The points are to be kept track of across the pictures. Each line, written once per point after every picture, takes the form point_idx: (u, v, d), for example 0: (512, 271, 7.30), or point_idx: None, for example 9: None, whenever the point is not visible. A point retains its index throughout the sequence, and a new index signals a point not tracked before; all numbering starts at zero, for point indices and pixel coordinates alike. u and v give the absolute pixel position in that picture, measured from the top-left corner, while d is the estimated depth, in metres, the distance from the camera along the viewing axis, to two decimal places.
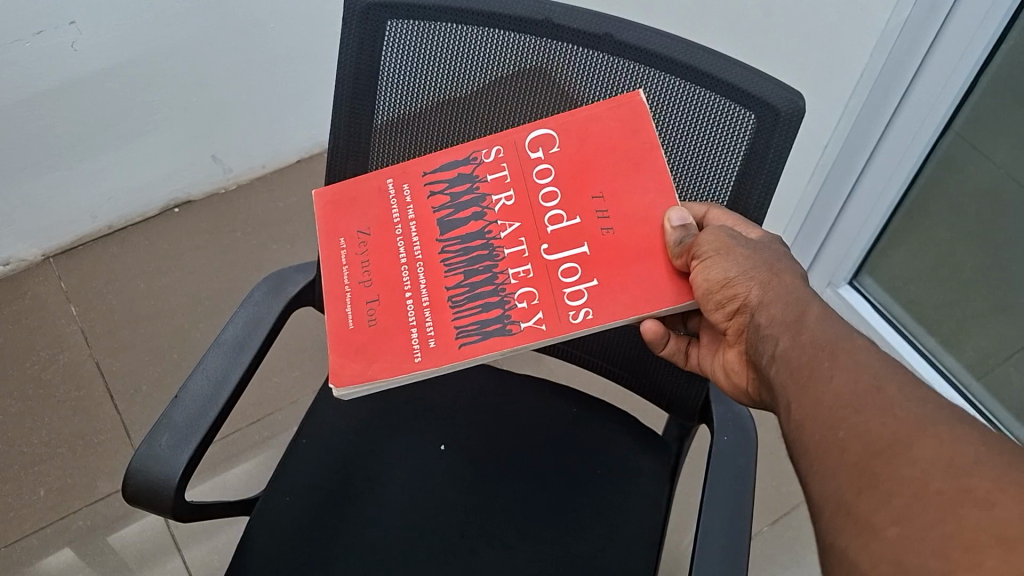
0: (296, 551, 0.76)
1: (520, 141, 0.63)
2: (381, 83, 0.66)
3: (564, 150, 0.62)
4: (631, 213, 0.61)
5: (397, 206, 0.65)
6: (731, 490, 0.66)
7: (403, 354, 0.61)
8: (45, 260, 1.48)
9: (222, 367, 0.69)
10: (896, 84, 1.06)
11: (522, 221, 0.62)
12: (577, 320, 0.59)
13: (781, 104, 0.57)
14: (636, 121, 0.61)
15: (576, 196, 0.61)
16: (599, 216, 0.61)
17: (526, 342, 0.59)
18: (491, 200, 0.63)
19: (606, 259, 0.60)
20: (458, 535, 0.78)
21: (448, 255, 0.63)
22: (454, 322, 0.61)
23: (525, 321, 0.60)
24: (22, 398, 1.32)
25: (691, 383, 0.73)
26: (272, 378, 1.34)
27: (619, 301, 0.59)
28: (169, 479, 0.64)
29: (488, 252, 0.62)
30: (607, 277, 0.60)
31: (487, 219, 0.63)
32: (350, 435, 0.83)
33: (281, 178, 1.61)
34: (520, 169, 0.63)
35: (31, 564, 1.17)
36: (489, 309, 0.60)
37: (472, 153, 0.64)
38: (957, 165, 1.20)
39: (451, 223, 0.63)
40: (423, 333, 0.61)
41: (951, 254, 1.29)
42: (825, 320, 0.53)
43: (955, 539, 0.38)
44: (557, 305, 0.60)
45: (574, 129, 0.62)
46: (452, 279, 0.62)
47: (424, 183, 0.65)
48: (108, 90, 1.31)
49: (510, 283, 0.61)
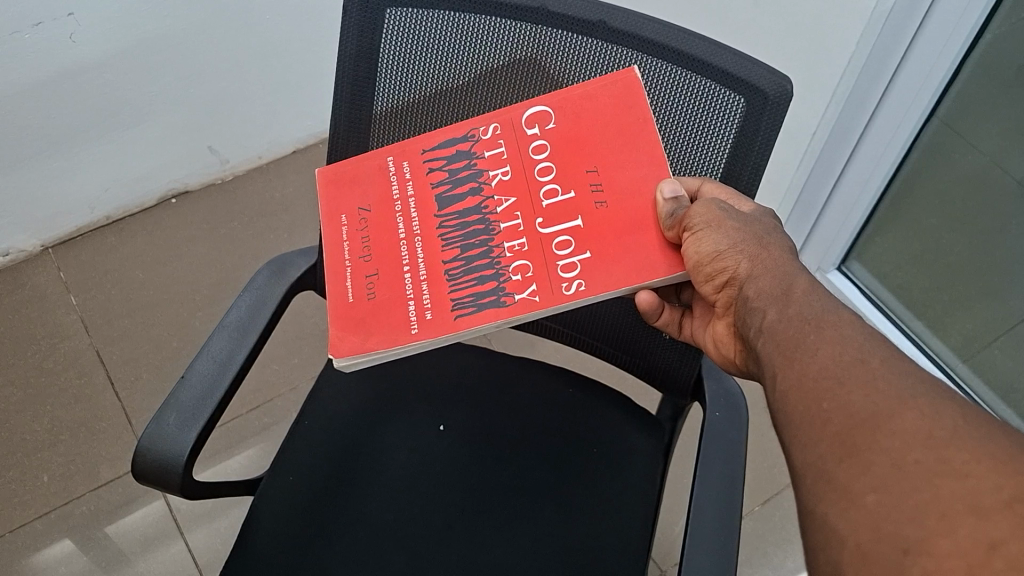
0: (301, 528, 0.78)
1: (516, 118, 0.65)
2: (380, 71, 0.68)
3: (559, 127, 0.64)
4: (622, 190, 0.62)
5: (397, 182, 0.67)
6: (723, 465, 0.68)
7: (400, 325, 0.62)
8: (44, 251, 1.49)
9: (226, 349, 0.71)
10: (882, 69, 1.08)
11: (518, 195, 0.64)
12: (569, 292, 0.60)
13: (769, 88, 0.59)
14: (630, 97, 0.63)
15: (570, 171, 0.63)
16: (592, 192, 0.63)
17: (519, 313, 0.60)
18: (488, 175, 0.65)
19: (599, 232, 0.62)
20: (458, 512, 0.80)
21: (446, 230, 0.65)
22: (450, 295, 0.63)
23: (519, 293, 0.61)
24: (24, 387, 1.33)
25: (683, 362, 0.75)
26: (271, 365, 1.36)
27: (612, 273, 0.61)
28: (178, 456, 0.66)
29: (484, 226, 0.64)
30: (601, 249, 0.61)
31: (484, 194, 0.64)
32: (353, 417, 0.85)
33: (277, 168, 1.62)
34: (517, 145, 0.64)
35: (34, 551, 1.18)
36: (485, 282, 0.62)
37: (470, 130, 0.66)
38: (944, 152, 1.23)
39: (449, 198, 0.65)
40: (421, 306, 0.63)
41: (937, 240, 1.32)
42: (811, 294, 0.55)
43: (930, 506, 0.40)
44: (549, 277, 0.61)
45: (569, 105, 0.64)
46: (449, 253, 0.64)
47: (423, 161, 0.67)
48: (107, 80, 1.32)
49: (505, 256, 0.63)
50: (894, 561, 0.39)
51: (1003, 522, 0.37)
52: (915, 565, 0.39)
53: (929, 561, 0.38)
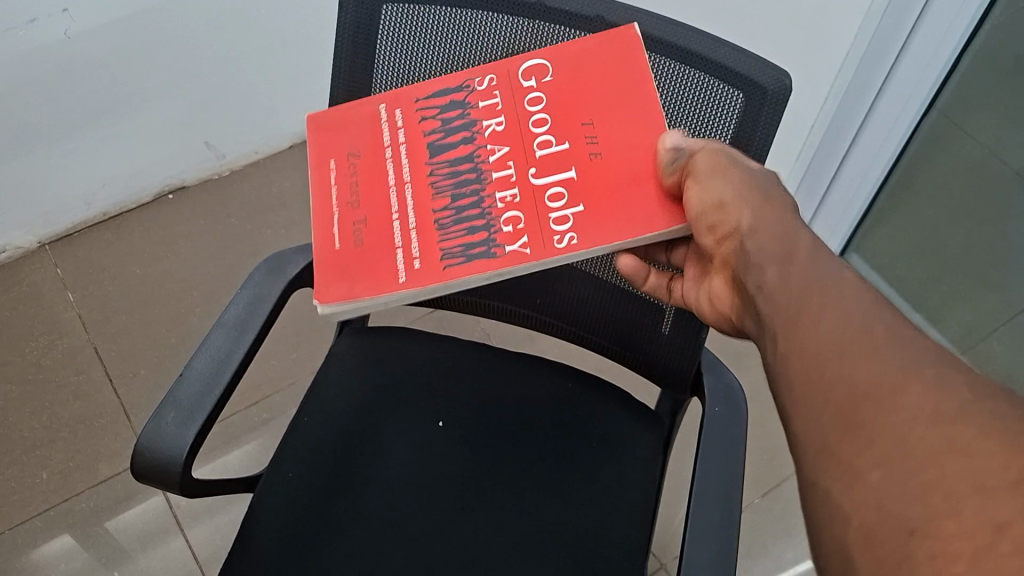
0: (300, 526, 0.78)
1: (513, 71, 0.64)
2: (378, 67, 0.68)
3: (556, 80, 0.63)
4: (615, 139, 0.62)
5: (389, 130, 0.66)
6: (722, 458, 0.68)
7: (388, 274, 0.61)
8: (40, 247, 1.49)
9: (225, 346, 0.71)
10: (882, 59, 1.07)
11: (512, 146, 0.63)
12: (561, 245, 0.60)
13: (769, 83, 0.59)
14: (627, 53, 0.62)
15: (564, 123, 0.63)
16: (587, 142, 0.62)
17: (509, 264, 0.60)
18: (481, 125, 0.64)
19: (593, 182, 0.61)
20: (458, 507, 0.80)
21: (437, 178, 0.64)
22: (440, 244, 0.62)
23: (510, 244, 0.60)
24: (23, 384, 1.33)
25: (682, 357, 0.75)
26: (270, 361, 1.36)
27: (603, 226, 0.60)
28: (178, 454, 0.66)
29: (476, 175, 0.63)
30: (594, 203, 0.61)
31: (478, 143, 0.64)
32: (353, 413, 0.85)
33: (274, 163, 1.62)
34: (512, 97, 0.64)
35: (34, 547, 1.18)
36: (475, 233, 0.61)
37: (465, 81, 0.65)
38: (942, 145, 1.23)
39: (442, 146, 0.65)
40: (410, 255, 0.62)
41: (935, 234, 1.32)
42: (815, 256, 0.52)
43: (935, 484, 0.39)
44: (539, 227, 0.61)
45: (567, 60, 0.63)
46: (439, 202, 0.63)
47: (416, 109, 0.66)
48: (103, 76, 1.32)
49: (497, 208, 0.62)
50: (900, 543, 0.38)
51: (1008, 495, 0.36)
52: (921, 548, 0.38)
53: (935, 543, 0.37)
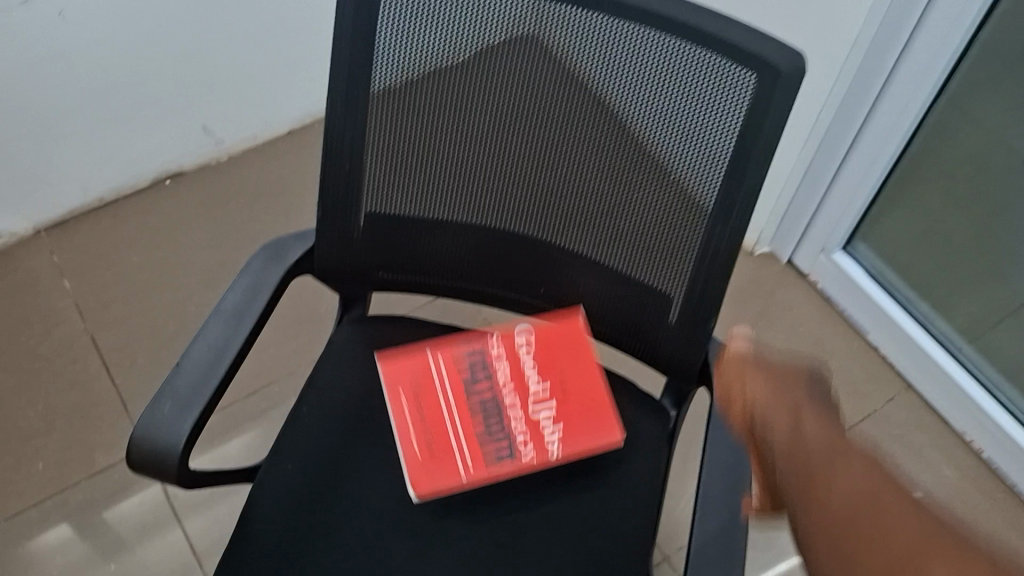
0: (299, 518, 0.76)
1: (512, 331, 0.80)
2: (378, 48, 0.66)
3: (540, 342, 0.80)
4: (580, 375, 0.79)
5: (437, 374, 0.79)
6: (731, 451, 0.67)
7: (452, 471, 0.75)
8: (36, 234, 1.46)
9: (223, 335, 0.70)
10: (897, 35, 1.07)
11: (517, 381, 0.78)
12: (552, 451, 0.77)
13: (782, 63, 0.58)
14: (578, 332, 0.79)
15: (548, 363, 0.79)
16: (562, 380, 0.79)
17: (528, 459, 0.76)
18: (493, 366, 0.79)
19: (573, 406, 0.78)
20: (459, 498, 0.79)
21: (474, 395, 0.78)
22: (484, 444, 0.76)
23: (524, 445, 0.77)
24: (19, 372, 1.31)
25: (689, 347, 0.73)
26: (269, 350, 1.34)
27: (581, 429, 0.78)
28: (174, 444, 0.64)
29: (494, 398, 0.78)
30: (574, 422, 0.78)
31: (493, 385, 0.78)
32: (353, 402, 0.84)
33: (272, 148, 1.60)
34: (512, 349, 0.80)
35: (31, 538, 1.17)
36: (501, 442, 0.76)
37: (479, 343, 0.80)
38: (949, 131, 1.21)
39: (473, 380, 0.78)
40: (464, 455, 0.76)
41: (942, 222, 1.31)
42: (817, 425, 0.63)
43: None
44: (541, 440, 0.77)
45: (546, 334, 0.80)
46: (477, 417, 0.77)
47: (455, 357, 0.79)
48: (97, 58, 1.29)
49: (516, 434, 0.77)
50: None
51: None
52: None
53: None
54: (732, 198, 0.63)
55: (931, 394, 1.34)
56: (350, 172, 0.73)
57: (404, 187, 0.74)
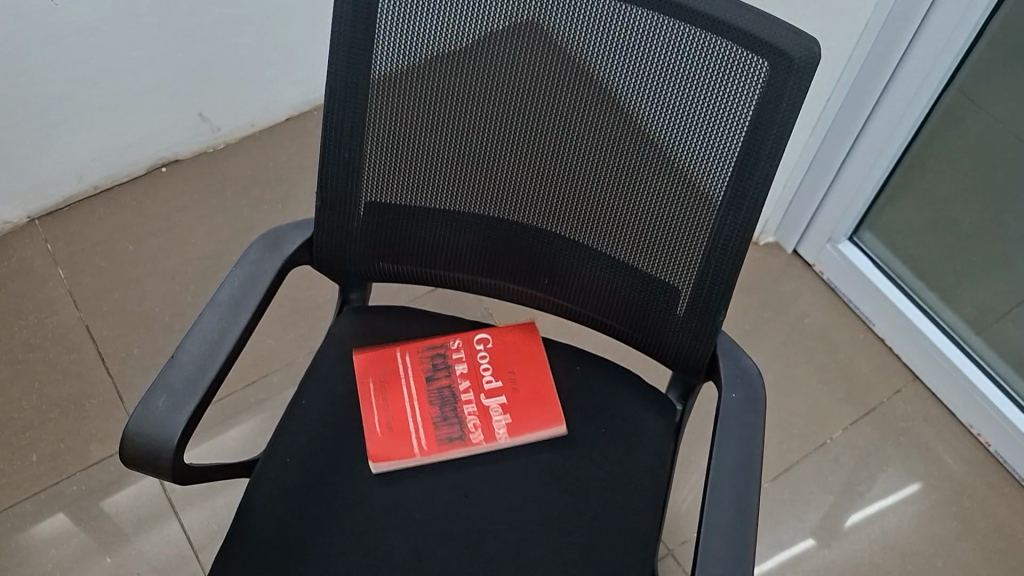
0: (297, 515, 0.75)
1: (473, 337, 0.85)
2: (378, 33, 0.64)
3: (498, 346, 0.84)
4: (531, 376, 0.83)
5: (402, 367, 0.83)
6: (741, 447, 0.65)
7: (407, 447, 0.77)
8: (30, 223, 1.44)
9: (218, 328, 0.68)
10: (911, 15, 1.05)
11: (473, 378, 0.82)
12: (501, 434, 0.79)
13: (795, 50, 0.56)
14: (532, 341, 0.85)
15: (502, 367, 0.83)
16: (513, 381, 0.82)
17: (476, 441, 0.78)
18: (454, 365, 0.83)
19: (523, 397, 0.81)
20: (461, 494, 0.77)
21: (433, 386, 0.81)
22: (438, 426, 0.79)
23: (473, 432, 0.79)
24: (13, 363, 1.30)
25: (696, 341, 0.72)
26: (266, 340, 1.33)
27: (529, 419, 0.80)
28: (168, 440, 0.63)
29: (451, 389, 0.81)
30: (524, 411, 0.80)
31: (452, 376, 0.82)
32: (352, 395, 0.82)
33: (270, 135, 1.58)
34: (471, 351, 0.84)
35: (26, 530, 1.16)
36: (454, 426, 0.79)
37: (444, 342, 0.85)
38: (957, 119, 1.19)
39: (434, 373, 0.82)
40: (419, 434, 0.78)
41: (948, 211, 1.27)
42: None
43: None
44: (489, 425, 0.79)
45: (507, 338, 0.85)
46: (434, 402, 0.80)
47: (419, 355, 0.84)
48: (89, 44, 1.27)
49: (468, 419, 0.79)
50: None
51: None
52: None
53: None
54: (743, 189, 0.61)
55: (936, 385, 1.33)
56: (349, 159, 0.71)
57: (406, 175, 0.72)
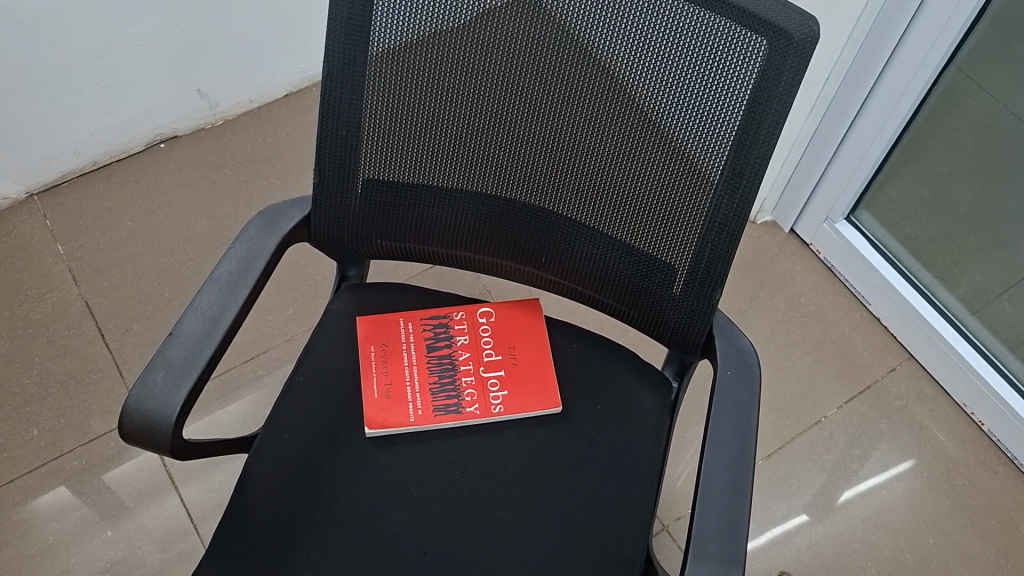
0: (296, 490, 0.76)
1: (478, 309, 0.86)
2: (376, 9, 0.64)
3: (501, 320, 0.85)
4: (530, 351, 0.83)
5: (405, 334, 0.84)
6: (736, 424, 0.66)
7: (403, 414, 0.79)
8: (28, 199, 1.44)
9: (217, 304, 0.68)
10: None
11: (473, 351, 0.83)
12: (495, 408, 0.80)
13: (794, 28, 0.56)
14: (534, 317, 0.86)
15: (502, 341, 0.84)
16: (512, 355, 0.83)
17: (471, 416, 0.79)
18: (455, 337, 0.84)
19: (520, 373, 0.82)
20: (459, 470, 0.77)
21: (433, 358, 0.83)
22: (434, 397, 0.80)
23: (468, 406, 0.80)
24: (13, 338, 1.30)
25: (692, 319, 0.72)
26: (265, 317, 1.33)
27: (525, 395, 0.81)
28: (167, 415, 0.63)
29: (450, 361, 0.83)
30: (520, 386, 0.81)
31: (453, 347, 0.83)
32: (350, 372, 0.83)
33: (269, 111, 1.57)
34: (473, 324, 0.85)
35: (27, 504, 1.17)
36: (450, 398, 0.80)
37: (447, 313, 0.86)
38: (956, 98, 1.19)
39: (435, 344, 0.84)
40: (416, 403, 0.80)
41: (947, 189, 1.27)
42: None
43: None
44: (485, 398, 0.81)
45: (510, 312, 0.86)
46: (432, 373, 0.82)
47: (422, 325, 0.85)
48: (87, 21, 1.26)
49: (464, 392, 0.81)
50: None
51: None
52: None
53: None
54: (741, 167, 0.62)
55: (931, 364, 1.34)
56: (347, 135, 0.71)
57: (405, 151, 0.72)
